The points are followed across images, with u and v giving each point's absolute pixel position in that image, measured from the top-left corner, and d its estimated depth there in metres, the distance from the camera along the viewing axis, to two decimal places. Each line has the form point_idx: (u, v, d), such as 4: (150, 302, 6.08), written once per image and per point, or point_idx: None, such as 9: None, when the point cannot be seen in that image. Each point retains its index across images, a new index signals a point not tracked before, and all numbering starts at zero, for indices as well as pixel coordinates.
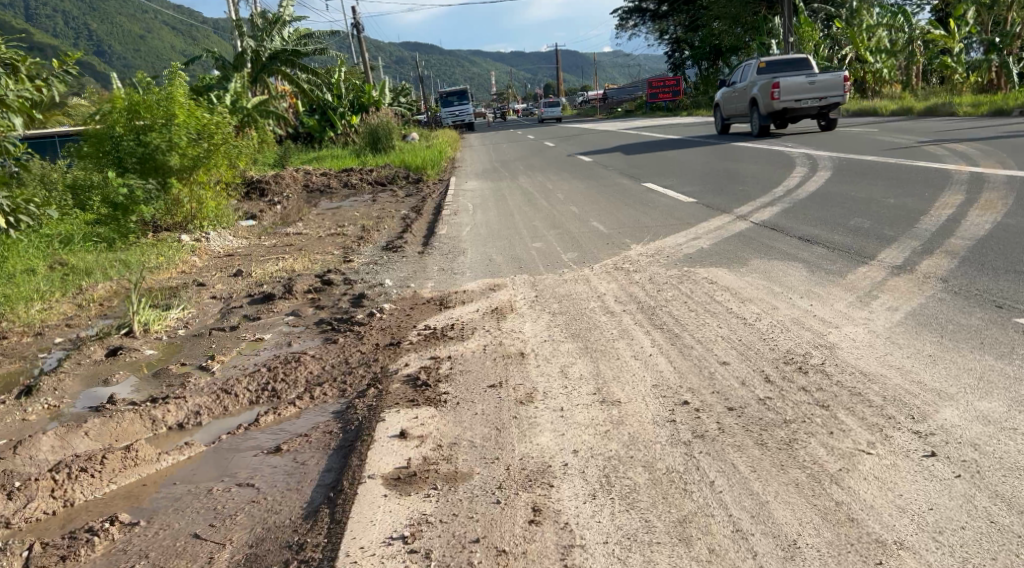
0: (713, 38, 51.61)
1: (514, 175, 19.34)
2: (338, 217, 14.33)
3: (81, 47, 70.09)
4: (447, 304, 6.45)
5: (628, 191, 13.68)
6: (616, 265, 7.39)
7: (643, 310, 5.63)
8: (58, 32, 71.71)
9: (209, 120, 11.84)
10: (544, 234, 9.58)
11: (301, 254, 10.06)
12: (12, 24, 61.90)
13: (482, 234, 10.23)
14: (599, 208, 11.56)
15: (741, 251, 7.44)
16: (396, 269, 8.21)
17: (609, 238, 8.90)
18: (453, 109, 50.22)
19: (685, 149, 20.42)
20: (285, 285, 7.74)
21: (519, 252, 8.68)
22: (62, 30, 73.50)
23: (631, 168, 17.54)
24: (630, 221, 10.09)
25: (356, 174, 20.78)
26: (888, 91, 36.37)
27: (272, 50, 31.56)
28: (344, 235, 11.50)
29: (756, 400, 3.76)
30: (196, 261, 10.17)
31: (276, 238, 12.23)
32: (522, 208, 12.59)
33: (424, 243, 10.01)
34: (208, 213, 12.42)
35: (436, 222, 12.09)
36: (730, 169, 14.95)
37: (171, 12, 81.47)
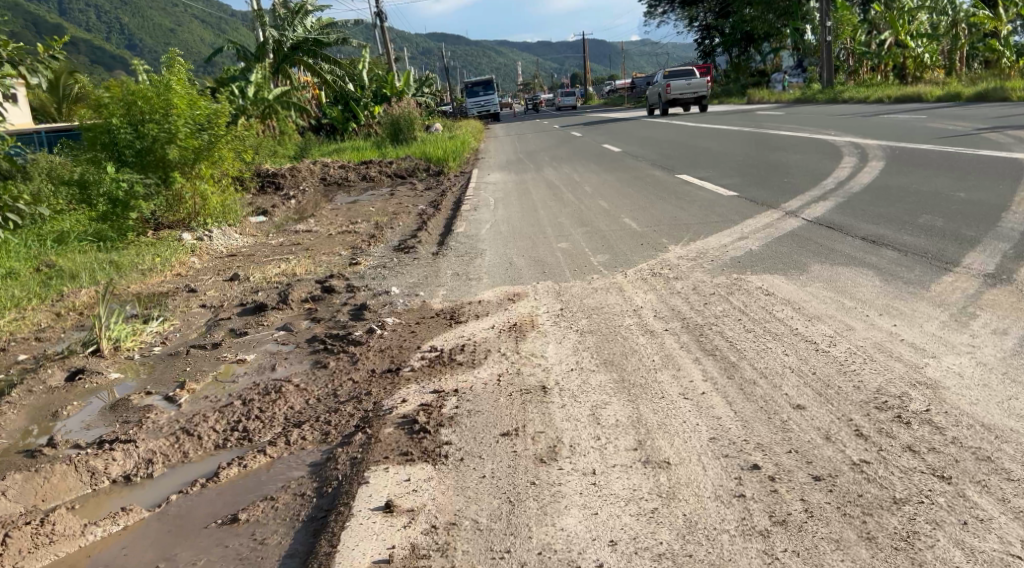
0: (744, 25, 50.27)
1: (539, 166, 18.44)
2: (353, 213, 13.56)
3: (107, 40, 70.08)
4: (460, 318, 5.62)
5: (661, 183, 12.78)
6: (654, 270, 6.49)
7: (688, 328, 4.75)
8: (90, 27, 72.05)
9: (211, 110, 11.17)
10: (571, 233, 8.72)
11: (308, 255, 9.28)
12: (45, 19, 62.32)
13: (504, 232, 9.39)
14: (631, 203, 10.68)
15: (797, 254, 6.52)
16: (407, 273, 7.39)
17: (643, 237, 8.01)
18: (478, 100, 49.39)
19: (719, 138, 19.44)
20: (282, 293, 6.95)
21: (544, 253, 7.82)
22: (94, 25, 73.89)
23: (664, 159, 16.62)
24: (666, 217, 9.20)
25: (376, 167, 20.02)
26: (929, 78, 35.03)
27: (295, 40, 30.98)
28: (356, 233, 10.72)
29: (847, 466, 2.91)
30: (195, 261, 9.43)
31: (285, 236, 11.47)
32: (548, 203, 11.75)
33: (441, 243, 9.19)
34: (211, 209, 11.65)
35: (454, 219, 11.28)
36: (771, 160, 13.99)
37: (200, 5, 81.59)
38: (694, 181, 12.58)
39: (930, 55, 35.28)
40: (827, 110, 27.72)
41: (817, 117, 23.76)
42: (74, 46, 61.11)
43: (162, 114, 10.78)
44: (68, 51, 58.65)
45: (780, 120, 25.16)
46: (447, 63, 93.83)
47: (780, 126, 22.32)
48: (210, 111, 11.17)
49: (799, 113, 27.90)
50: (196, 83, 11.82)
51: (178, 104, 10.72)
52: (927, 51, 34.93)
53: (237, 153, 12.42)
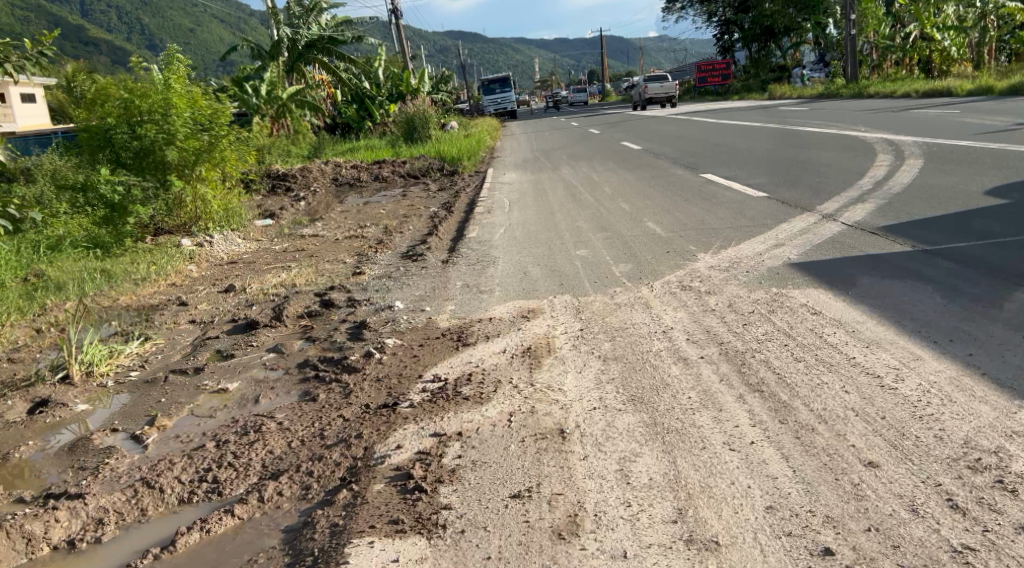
0: (764, 19, 49.37)
1: (556, 166, 17.85)
2: (363, 216, 13.03)
3: (125, 40, 70.21)
4: (468, 338, 5.04)
5: (685, 183, 12.18)
6: (683, 283, 5.89)
7: (727, 355, 4.17)
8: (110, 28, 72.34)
9: (211, 109, 10.70)
10: (592, 239, 8.13)
11: (313, 263, 8.75)
12: (68, 20, 62.61)
13: (520, 238, 8.82)
14: (654, 205, 10.08)
15: (842, 264, 5.91)
16: (414, 285, 6.83)
17: (670, 244, 7.39)
18: (494, 97, 48.82)
19: (743, 135, 18.77)
20: (276, 308, 6.41)
21: (563, 262, 7.23)
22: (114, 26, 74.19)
23: (686, 157, 16.00)
24: (692, 221, 8.61)
25: (389, 166, 19.50)
26: (956, 71, 34.16)
27: (309, 38, 30.53)
28: (363, 238, 10.22)
29: (947, 556, 2.44)
30: (193, 268, 8.95)
31: (290, 240, 10.96)
32: (567, 205, 11.18)
33: (452, 250, 8.63)
34: (212, 213, 11.17)
35: (467, 222, 10.76)
36: (799, 158, 13.35)
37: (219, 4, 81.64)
38: (720, 181, 11.98)
39: (957, 48, 34.41)
40: (852, 106, 26.94)
41: (842, 112, 23.02)
42: (93, 47, 61.33)
43: (161, 114, 10.30)
44: (85, 52, 58.81)
45: (804, 116, 24.41)
46: (463, 60, 93.14)
47: (805, 122, 21.60)
48: (210, 110, 10.69)
49: (823, 108, 27.14)
50: (197, 81, 11.35)
51: (176, 103, 10.24)
52: (953, 44, 34.05)
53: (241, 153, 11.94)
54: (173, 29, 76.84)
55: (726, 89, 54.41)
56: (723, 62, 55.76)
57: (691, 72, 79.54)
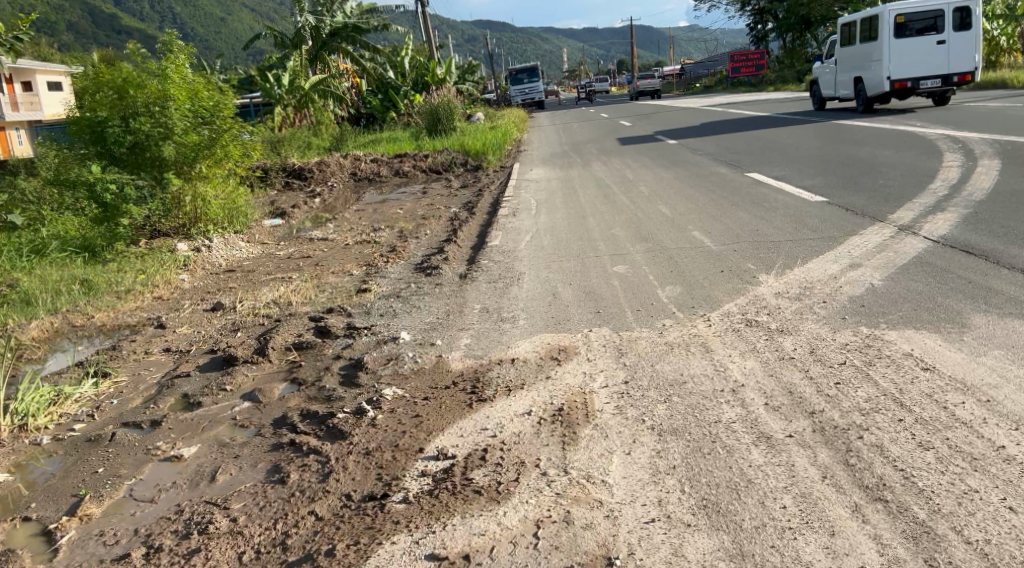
0: (800, 7, 47.90)
1: (586, 161, 16.80)
2: (378, 216, 12.09)
3: (152, 27, 69.77)
4: (485, 388, 4.07)
5: (731, 184, 11.13)
6: (749, 318, 4.86)
7: (826, 437, 3.15)
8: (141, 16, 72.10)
9: (212, 100, 9.81)
10: (631, 254, 7.10)
11: (319, 273, 7.81)
12: (99, 8, 62.34)
13: (550, 248, 7.84)
14: (699, 212, 9.07)
15: (940, 294, 4.89)
16: (427, 308, 5.86)
17: (721, 263, 6.36)
18: (521, 87, 47.64)
19: (787, 129, 17.63)
20: (261, 336, 5.46)
21: (600, 283, 6.22)
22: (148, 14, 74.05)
23: (727, 153, 14.91)
24: (745, 232, 7.58)
25: (410, 160, 18.55)
26: (1005, 62, 32.83)
27: (334, 26, 29.77)
28: (376, 243, 9.32)
29: None
30: (186, 278, 8.06)
31: (296, 244, 10.07)
32: (600, 207, 10.19)
33: (472, 262, 7.65)
34: (213, 214, 10.26)
35: (490, 225, 9.83)
36: (855, 157, 12.26)
37: None
38: (770, 182, 10.93)
39: (1007, 37, 33.07)
40: None
41: (890, 103, 21.77)
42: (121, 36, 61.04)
43: (157, 105, 9.41)
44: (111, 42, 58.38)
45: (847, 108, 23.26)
46: (491, 50, 91.74)
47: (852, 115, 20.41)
48: (211, 101, 9.80)
49: None
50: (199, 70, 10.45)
51: (174, 93, 9.35)
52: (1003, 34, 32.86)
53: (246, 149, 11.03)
54: (199, 17, 76.33)
55: (759, 79, 52.97)
56: (757, 52, 54.25)
57: (723, 62, 78.00)
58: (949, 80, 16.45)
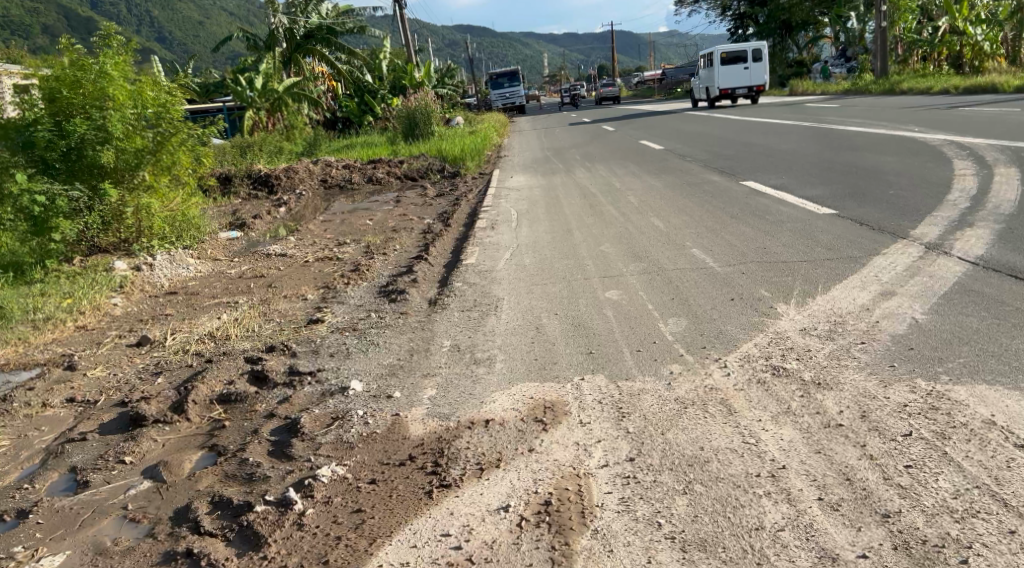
0: (780, 13, 47.56)
1: (569, 167, 15.97)
2: (346, 228, 11.17)
3: (127, 29, 68.48)
4: (450, 464, 3.19)
5: (727, 194, 10.33)
6: (773, 366, 4.00)
7: (913, 562, 2.42)
8: (117, 20, 70.81)
9: (156, 101, 8.90)
10: (624, 276, 6.26)
11: (270, 297, 6.89)
12: (74, 10, 61.08)
13: (533, 268, 6.99)
14: (696, 225, 8.25)
15: (1002, 335, 4.06)
16: (386, 347, 4.95)
17: (728, 290, 5.52)
18: (502, 92, 46.82)
19: (780, 136, 16.90)
20: (183, 384, 4.52)
21: (590, 313, 5.35)
22: (125, 18, 72.79)
23: (718, 160, 14.15)
24: (752, 251, 6.75)
25: (384, 166, 17.63)
26: (990, 67, 32.41)
27: (308, 28, 28.89)
28: (338, 261, 8.41)
29: None
30: (118, 302, 7.11)
31: (251, 260, 9.14)
32: (587, 219, 9.36)
33: (444, 284, 6.76)
34: (159, 228, 9.31)
35: (466, 240, 8.95)
36: (857, 164, 11.50)
37: None
38: (768, 191, 10.16)
39: (990, 42, 32.66)
40: (887, 103, 25.05)
41: (883, 110, 21.14)
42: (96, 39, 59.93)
43: (95, 107, 8.44)
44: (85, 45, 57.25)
45: (840, 114, 22.58)
46: (471, 55, 90.81)
47: (844, 120, 19.74)
48: (155, 102, 8.89)
49: (855, 106, 25.25)
50: (142, 67, 9.51)
51: (113, 94, 8.43)
52: (987, 38, 32.44)
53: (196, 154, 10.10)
54: (175, 19, 75.04)
55: None
56: None
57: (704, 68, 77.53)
58: (752, 89, 28.29)
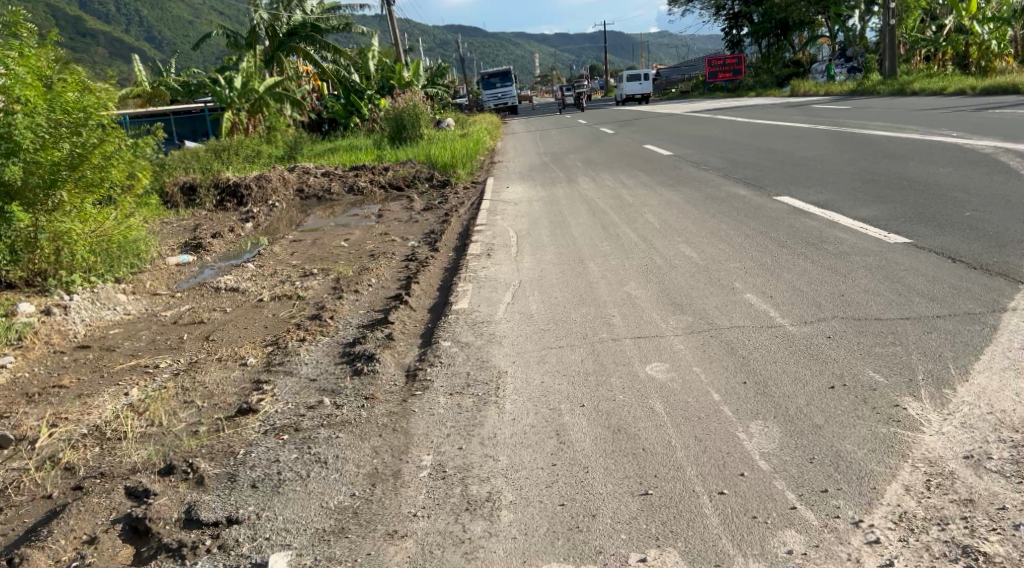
0: (776, 11, 46.25)
1: (571, 176, 14.41)
2: (317, 250, 9.59)
3: (114, 28, 66.97)
4: None
5: (763, 212, 8.81)
6: (956, 541, 2.61)
7: None
8: (107, 19, 69.61)
9: (77, 106, 7.20)
10: (666, 339, 4.71)
11: (201, 361, 5.30)
12: (63, 10, 60.00)
13: (542, 320, 5.44)
14: (740, 256, 6.70)
15: None
16: (338, 467, 3.39)
17: (817, 367, 4.01)
18: (493, 92, 45.28)
19: (802, 141, 15.36)
20: (13, 550, 3.06)
21: (630, 404, 3.81)
22: (114, 18, 71.56)
23: (738, 170, 12.61)
24: (829, 298, 5.21)
25: (366, 174, 16.05)
26: (998, 67, 30.81)
27: (291, 25, 27.34)
28: (299, 301, 6.86)
29: None
30: (8, 362, 5.52)
31: (195, 296, 7.59)
32: (601, 246, 7.81)
33: (426, 344, 5.21)
34: (81, 261, 7.60)
35: (455, 273, 7.42)
36: (908, 176, 9.93)
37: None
38: (812, 209, 8.63)
39: (997, 41, 31.08)
40: (903, 105, 23.48)
41: (908, 113, 19.52)
42: (81, 39, 58.57)
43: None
44: (71, 46, 56.08)
45: (860, 116, 20.94)
46: (464, 55, 88.60)
47: (867, 124, 18.13)
48: (73, 107, 7.18)
49: (869, 108, 23.66)
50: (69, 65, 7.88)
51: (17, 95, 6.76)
52: (995, 36, 30.89)
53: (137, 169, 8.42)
54: (160, 16, 73.29)
55: (737, 84, 50.99)
56: (732, 57, 52.18)
57: (700, 66, 76.06)
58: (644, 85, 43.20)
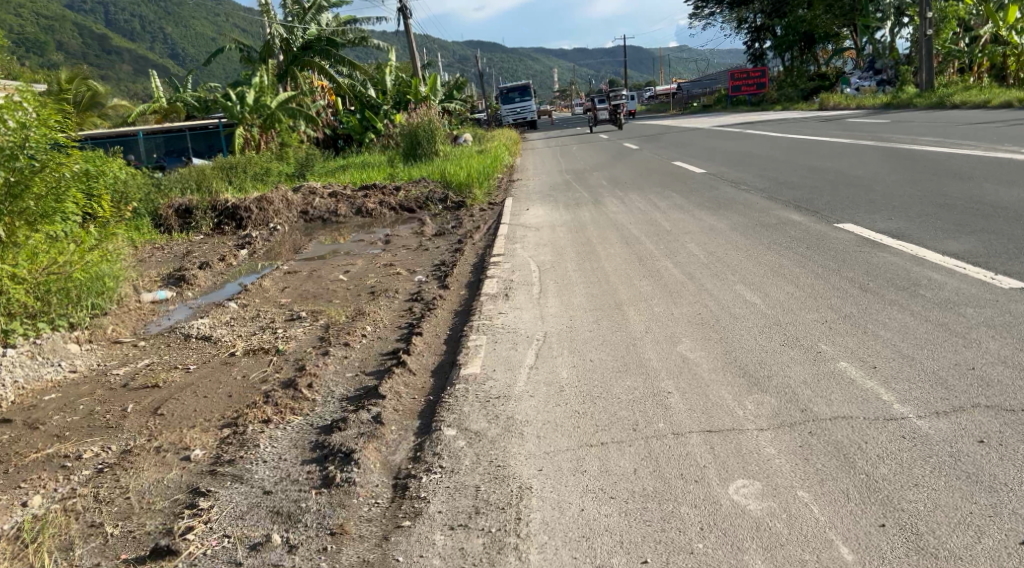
0: (801, 24, 44.98)
1: (597, 197, 13.20)
2: (313, 285, 8.42)
3: (136, 45, 67.35)
4: None
5: (827, 243, 7.54)
6: None
7: None
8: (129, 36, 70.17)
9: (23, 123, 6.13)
10: (750, 434, 3.47)
11: (136, 450, 4.12)
12: (89, 29, 60.66)
13: (575, 397, 4.19)
14: (817, 303, 5.45)
15: None
16: None
17: (986, 498, 2.82)
18: (513, 106, 44.21)
19: (849, 158, 14.04)
20: None
21: (718, 561, 2.68)
22: (137, 35, 72.21)
23: (784, 190, 11.33)
24: (960, 372, 3.94)
25: (376, 194, 14.88)
26: None
27: (306, 39, 26.44)
28: (276, 357, 5.68)
29: None
30: None
31: (160, 347, 6.43)
32: (641, 285, 6.57)
33: (425, 432, 3.99)
34: (22, 304, 6.27)
35: (464, 321, 6.20)
36: (989, 200, 8.62)
37: (237, 15, 79.15)
38: (887, 240, 7.34)
39: None
40: (946, 117, 22.01)
41: (958, 127, 18.11)
42: (104, 56, 58.99)
43: None
44: (95, 63, 56.27)
45: (905, 130, 19.52)
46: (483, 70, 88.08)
47: (917, 139, 16.71)
48: (19, 123, 6.11)
49: (911, 121, 22.19)
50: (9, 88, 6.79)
51: None
52: None
53: (95, 198, 7.25)
54: (183, 32, 73.45)
55: (762, 99, 49.65)
56: (756, 70, 50.76)
57: (722, 79, 74.70)
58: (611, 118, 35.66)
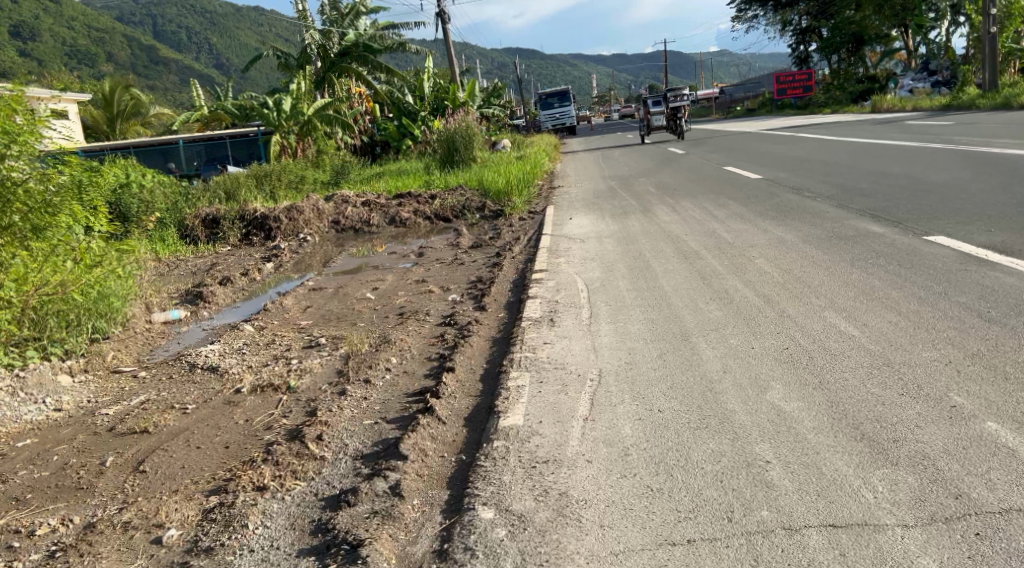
0: (850, 25, 43.63)
1: (646, 205, 12.30)
2: (337, 305, 7.63)
3: (182, 55, 68.04)
4: None
5: (921, 258, 6.57)
6: None
7: None
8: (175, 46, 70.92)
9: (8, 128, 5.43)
10: (889, 531, 2.68)
11: (100, 526, 3.32)
12: (137, 40, 61.36)
13: (647, 464, 3.33)
14: (930, 337, 4.53)
15: None
16: None
17: None
18: (552, 112, 43.38)
19: (919, 162, 12.96)
20: None
21: None
22: (183, 45, 72.97)
23: (854, 198, 10.31)
24: None
25: (411, 203, 14.13)
26: None
27: (343, 44, 25.93)
28: (286, 395, 4.88)
29: None
30: None
31: (160, 379, 5.66)
32: (708, 310, 5.68)
33: (454, 511, 3.16)
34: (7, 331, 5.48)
35: (503, 353, 5.35)
36: None
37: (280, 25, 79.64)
38: (994, 256, 6.34)
39: None
40: (1013, 119, 20.70)
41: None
42: (153, 67, 59.57)
43: None
44: (143, 73, 56.79)
45: (972, 132, 18.30)
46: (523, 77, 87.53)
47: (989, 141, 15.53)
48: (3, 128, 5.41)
49: (975, 123, 20.92)
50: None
51: None
52: None
53: (93, 211, 6.52)
54: (227, 42, 73.88)
55: (809, 103, 48.21)
56: (803, 73, 49.33)
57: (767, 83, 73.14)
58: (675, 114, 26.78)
